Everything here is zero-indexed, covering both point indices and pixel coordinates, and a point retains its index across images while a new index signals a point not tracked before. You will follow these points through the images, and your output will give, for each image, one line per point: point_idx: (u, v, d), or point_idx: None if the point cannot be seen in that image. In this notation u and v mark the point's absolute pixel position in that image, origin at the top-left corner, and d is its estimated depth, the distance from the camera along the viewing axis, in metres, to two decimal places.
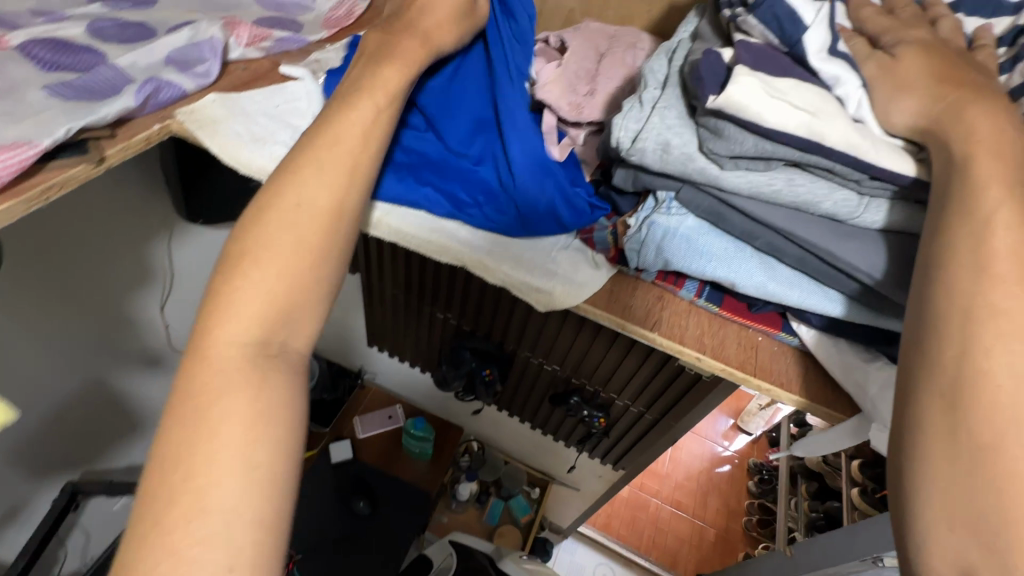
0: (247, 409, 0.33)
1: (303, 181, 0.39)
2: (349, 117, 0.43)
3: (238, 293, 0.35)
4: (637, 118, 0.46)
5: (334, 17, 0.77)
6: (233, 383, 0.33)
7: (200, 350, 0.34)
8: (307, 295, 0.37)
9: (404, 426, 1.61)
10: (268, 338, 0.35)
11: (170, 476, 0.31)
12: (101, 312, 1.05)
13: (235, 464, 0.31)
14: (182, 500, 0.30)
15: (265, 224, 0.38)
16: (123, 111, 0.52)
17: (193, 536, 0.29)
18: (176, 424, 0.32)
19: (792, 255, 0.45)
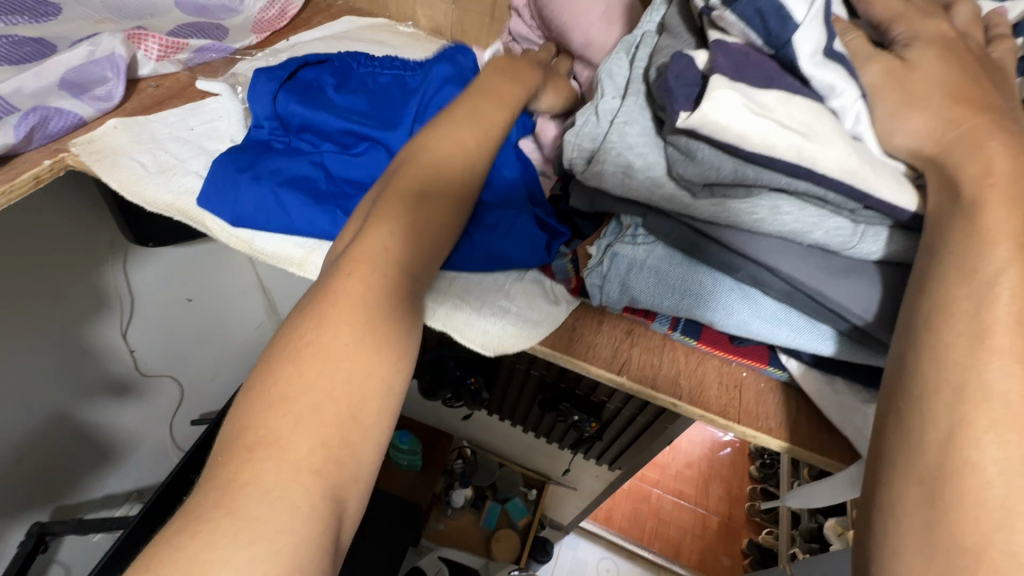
0: (398, 338, 0.32)
1: (465, 126, 0.43)
2: (503, 82, 0.48)
3: (395, 213, 0.37)
4: (593, 134, 0.40)
5: (263, 22, 0.70)
6: (390, 305, 0.33)
7: (361, 257, 0.34)
8: (437, 240, 0.38)
9: (391, 439, 1.56)
10: (417, 272, 0.36)
11: (328, 366, 0.29)
12: (55, 346, 0.97)
13: (383, 382, 0.30)
14: (333, 392, 0.29)
15: (438, 149, 0.41)
16: (3, 149, 0.45)
17: (336, 435, 0.28)
18: (340, 323, 0.31)
19: (779, 290, 0.39)
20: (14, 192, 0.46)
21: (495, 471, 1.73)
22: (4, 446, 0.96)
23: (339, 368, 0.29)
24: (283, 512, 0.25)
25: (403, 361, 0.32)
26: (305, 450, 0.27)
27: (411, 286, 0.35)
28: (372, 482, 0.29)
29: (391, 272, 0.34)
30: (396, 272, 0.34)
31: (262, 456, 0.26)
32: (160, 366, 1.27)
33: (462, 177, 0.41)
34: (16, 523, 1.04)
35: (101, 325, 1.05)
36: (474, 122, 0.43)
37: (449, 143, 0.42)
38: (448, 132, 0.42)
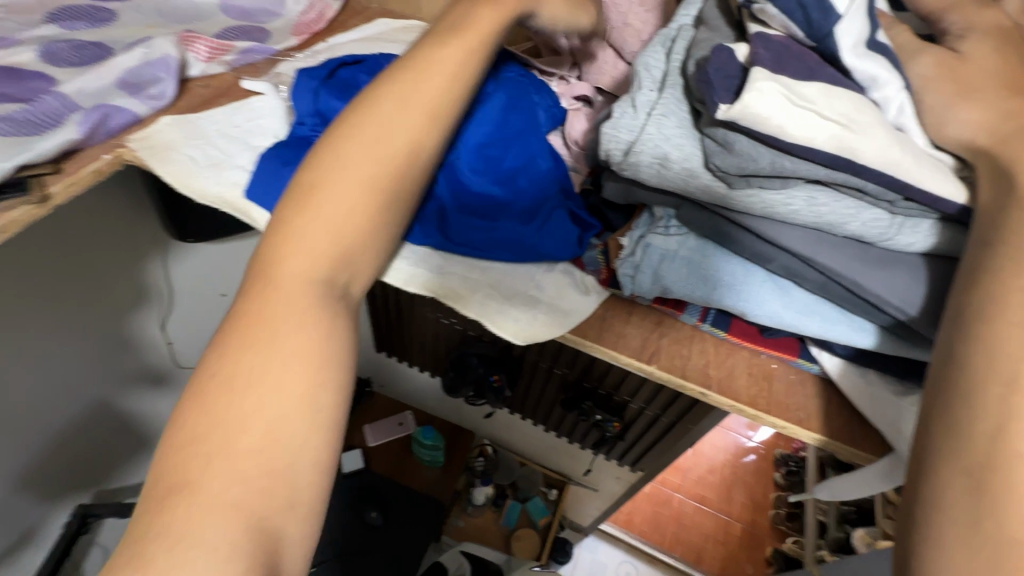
0: (313, 350, 0.33)
1: (383, 117, 0.40)
2: (440, 53, 0.44)
3: (306, 223, 0.36)
4: (630, 126, 0.41)
5: (303, 23, 0.73)
6: (303, 319, 0.33)
7: (271, 281, 0.35)
8: (363, 243, 0.38)
9: (414, 435, 1.58)
10: (334, 279, 0.36)
11: (240, 394, 0.30)
12: (100, 336, 1.02)
13: (304, 394, 0.31)
14: (248, 421, 0.29)
15: (351, 147, 0.39)
16: (68, 144, 0.48)
17: (258, 458, 0.29)
18: (245, 353, 0.31)
19: (813, 281, 0.39)
20: (77, 184, 0.49)
21: (515, 470, 1.75)
22: (51, 429, 1.00)
23: (253, 392, 0.30)
24: (209, 544, 0.26)
25: (322, 369, 0.33)
26: (227, 481, 0.28)
27: (326, 293, 0.35)
28: (309, 490, 0.30)
29: (301, 285, 0.34)
30: (308, 286, 0.35)
31: (181, 498, 0.27)
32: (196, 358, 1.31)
33: (387, 171, 0.39)
34: (61, 505, 1.09)
35: (141, 316, 1.10)
36: (400, 109, 0.41)
37: (365, 138, 0.39)
38: (368, 125, 0.40)
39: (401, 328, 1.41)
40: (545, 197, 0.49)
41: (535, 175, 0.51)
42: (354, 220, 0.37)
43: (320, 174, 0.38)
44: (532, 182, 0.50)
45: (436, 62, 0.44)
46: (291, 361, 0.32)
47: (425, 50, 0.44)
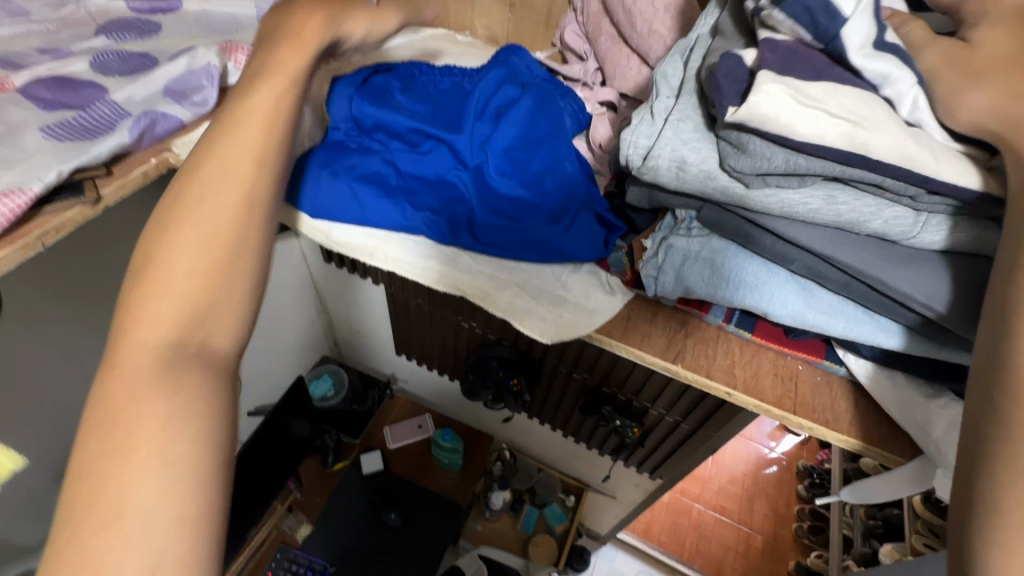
0: (162, 412, 0.27)
1: (216, 157, 0.35)
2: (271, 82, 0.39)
3: (155, 283, 0.30)
4: (648, 132, 0.42)
5: None
6: (147, 385, 0.28)
7: (110, 359, 0.29)
8: (220, 287, 0.31)
9: (433, 437, 1.60)
10: (185, 335, 0.30)
11: (84, 481, 0.25)
12: None
13: (153, 465, 0.26)
14: (91, 510, 0.24)
15: (187, 198, 0.33)
16: (119, 148, 0.51)
17: (107, 550, 0.24)
18: (85, 441, 0.26)
19: (836, 280, 0.39)
20: (126, 187, 0.52)
21: (533, 476, 1.74)
22: None
23: (99, 476, 0.25)
24: None
25: (172, 429, 0.27)
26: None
27: (176, 350, 0.29)
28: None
29: (141, 353, 0.29)
30: (150, 351, 0.29)
31: None
32: None
33: (227, 211, 0.33)
34: None
35: None
36: (235, 142, 0.35)
37: (204, 184, 0.34)
38: (204, 171, 0.34)
39: (422, 331, 1.43)
40: (570, 199, 0.51)
41: (561, 178, 0.52)
42: (200, 270, 0.31)
43: (157, 233, 0.33)
44: (559, 185, 0.51)
45: (271, 82, 0.39)
46: (133, 433, 0.26)
47: (251, 82, 0.39)
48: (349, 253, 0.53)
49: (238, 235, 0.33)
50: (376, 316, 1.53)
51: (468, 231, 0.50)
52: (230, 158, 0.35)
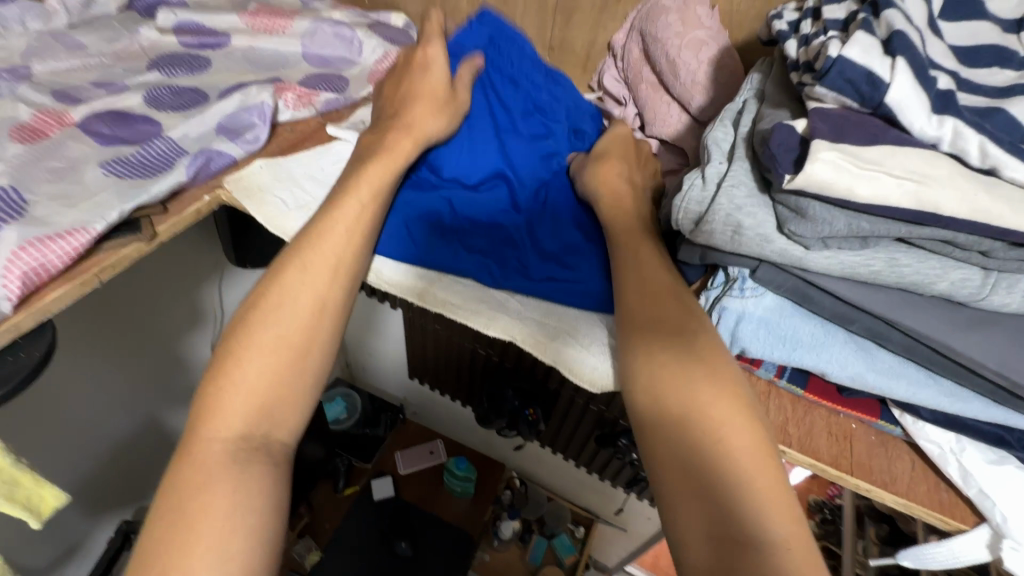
0: (226, 498, 0.35)
1: (288, 281, 0.44)
2: (336, 213, 0.48)
3: (229, 388, 0.39)
4: (701, 197, 0.42)
5: (379, 71, 0.75)
6: (216, 475, 0.36)
7: (191, 447, 0.37)
8: (286, 393, 0.40)
9: (446, 465, 1.59)
10: (251, 432, 0.38)
11: (161, 552, 0.33)
12: (155, 355, 0.99)
13: (216, 541, 0.34)
14: (167, 573, 0.32)
15: (262, 314, 0.42)
16: (176, 186, 0.52)
17: None
18: (162, 518, 0.34)
19: (898, 343, 0.39)
20: (180, 223, 0.53)
21: (543, 505, 1.70)
22: (101, 448, 0.97)
23: (174, 545, 0.33)
24: None
25: (231, 509, 0.35)
26: None
27: (244, 446, 0.38)
28: None
29: (215, 448, 0.37)
30: (228, 445, 0.37)
31: None
32: None
33: (297, 329, 0.42)
34: (105, 522, 1.05)
35: (194, 339, 1.06)
36: (303, 269, 0.45)
37: (278, 303, 0.43)
38: (278, 290, 0.43)
39: (438, 357, 1.43)
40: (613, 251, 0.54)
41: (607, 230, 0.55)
42: (272, 377, 0.40)
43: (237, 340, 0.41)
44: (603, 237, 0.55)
45: (336, 215, 0.48)
46: (203, 512, 0.34)
47: (324, 210, 0.49)
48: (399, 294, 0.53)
49: (302, 347, 0.42)
50: (392, 339, 1.52)
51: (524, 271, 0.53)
52: (301, 281, 0.44)
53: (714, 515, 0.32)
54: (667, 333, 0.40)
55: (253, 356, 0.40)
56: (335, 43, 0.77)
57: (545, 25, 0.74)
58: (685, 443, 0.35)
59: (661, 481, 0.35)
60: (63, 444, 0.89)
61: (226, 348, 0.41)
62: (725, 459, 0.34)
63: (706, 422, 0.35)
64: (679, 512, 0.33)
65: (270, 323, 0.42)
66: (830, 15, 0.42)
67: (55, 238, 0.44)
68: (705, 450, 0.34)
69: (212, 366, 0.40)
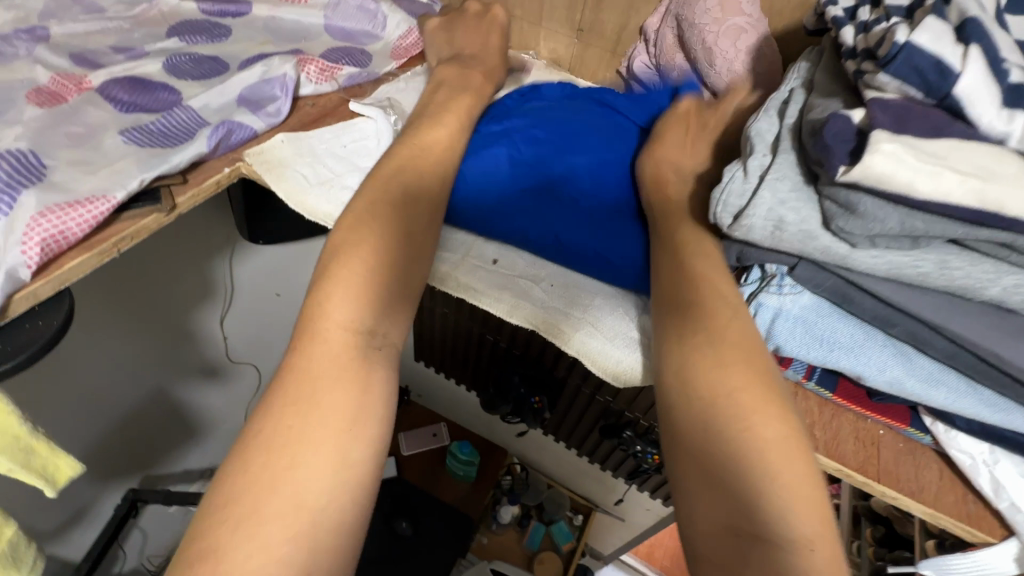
0: (342, 387, 0.35)
1: (391, 196, 0.45)
2: (423, 145, 0.51)
3: (343, 282, 0.39)
4: (742, 190, 0.40)
5: (402, 46, 0.73)
6: (336, 362, 0.36)
7: (311, 331, 0.37)
8: (397, 295, 0.40)
9: (450, 447, 1.60)
10: (370, 326, 0.38)
11: (282, 426, 0.33)
12: (164, 327, 0.99)
13: (338, 420, 0.34)
14: (288, 446, 0.32)
15: (374, 219, 0.43)
16: (196, 157, 0.51)
17: (297, 481, 0.31)
18: (281, 395, 0.34)
19: (941, 348, 0.38)
20: (198, 196, 0.51)
21: (543, 492, 1.72)
22: (110, 417, 0.98)
23: (294, 423, 0.33)
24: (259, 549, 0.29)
25: (350, 396, 0.35)
26: (277, 493, 0.31)
27: (362, 338, 0.37)
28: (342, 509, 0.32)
29: (334, 333, 0.37)
30: (346, 333, 0.37)
31: (237, 510, 0.31)
32: (246, 352, 1.23)
33: (404, 237, 0.43)
34: (112, 489, 1.06)
35: (203, 313, 1.06)
36: (408, 186, 0.46)
37: (387, 212, 0.44)
38: (382, 201, 0.44)
39: (446, 341, 1.42)
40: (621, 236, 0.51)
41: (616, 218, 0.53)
42: (384, 277, 0.40)
43: (352, 235, 0.42)
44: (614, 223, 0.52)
45: (433, 143, 0.51)
46: (320, 397, 0.34)
47: (416, 138, 0.51)
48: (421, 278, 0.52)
49: (411, 253, 0.43)
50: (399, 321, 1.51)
51: (543, 241, 0.52)
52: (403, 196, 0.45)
53: (735, 504, 0.32)
54: (701, 318, 0.39)
55: (366, 254, 0.40)
56: (357, 17, 0.74)
57: (575, 6, 0.72)
58: (710, 432, 0.34)
59: (683, 468, 0.34)
60: (73, 411, 0.89)
61: (341, 243, 0.41)
62: (753, 445, 0.33)
63: (735, 410, 0.34)
64: (699, 501, 0.33)
65: (380, 226, 0.43)
66: (892, 2, 0.42)
67: (74, 206, 0.43)
68: (730, 439, 0.33)
69: (324, 258, 0.41)
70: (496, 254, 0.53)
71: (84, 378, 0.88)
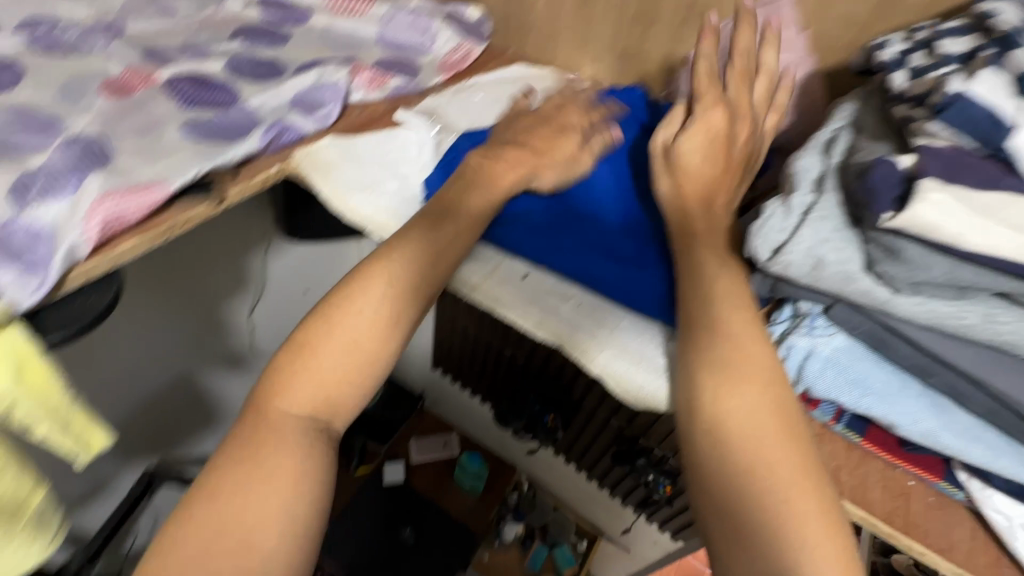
0: (280, 476, 0.37)
1: (395, 258, 0.45)
2: (466, 192, 0.50)
3: (313, 359, 0.40)
4: (782, 227, 0.41)
5: (449, 61, 0.76)
6: (279, 447, 0.38)
7: (264, 411, 0.39)
8: (362, 375, 0.41)
9: (460, 460, 1.59)
10: (318, 414, 0.40)
11: (215, 507, 0.35)
12: (196, 315, 1.02)
13: (267, 511, 0.35)
14: (221, 528, 0.34)
15: (363, 287, 0.43)
16: (249, 153, 0.53)
17: (216, 570, 0.33)
18: (222, 475, 0.36)
19: (981, 404, 0.37)
20: (248, 190, 0.54)
21: (548, 513, 1.68)
22: (136, 397, 1.00)
23: (224, 508, 0.35)
24: None
25: (281, 488, 0.36)
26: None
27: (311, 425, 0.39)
28: None
29: (286, 417, 0.39)
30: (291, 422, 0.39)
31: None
32: (272, 346, 1.25)
33: (386, 312, 0.43)
34: (131, 468, 1.09)
35: (234, 304, 1.09)
36: (421, 243, 0.46)
37: (378, 278, 0.44)
38: (378, 265, 0.45)
39: (465, 351, 1.43)
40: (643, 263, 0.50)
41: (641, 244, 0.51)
42: (350, 358, 0.41)
43: (334, 304, 0.43)
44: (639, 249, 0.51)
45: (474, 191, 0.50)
46: (257, 485, 0.36)
47: (457, 185, 0.51)
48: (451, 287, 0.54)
49: (390, 327, 0.43)
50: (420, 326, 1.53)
51: (568, 260, 0.52)
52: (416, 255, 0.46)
53: (752, 565, 0.33)
54: (733, 370, 0.38)
55: (339, 332, 0.41)
56: (410, 31, 0.77)
57: (622, 32, 0.74)
58: (733, 496, 0.35)
59: (705, 521, 0.36)
60: (103, 387, 0.92)
61: (320, 313, 0.42)
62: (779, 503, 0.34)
63: (764, 477, 0.35)
64: (731, 559, 0.34)
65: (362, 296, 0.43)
66: (948, 50, 0.42)
67: (134, 192, 0.45)
68: (756, 500, 0.34)
69: (307, 325, 0.42)
70: (526, 269, 0.54)
71: (118, 356, 0.91)
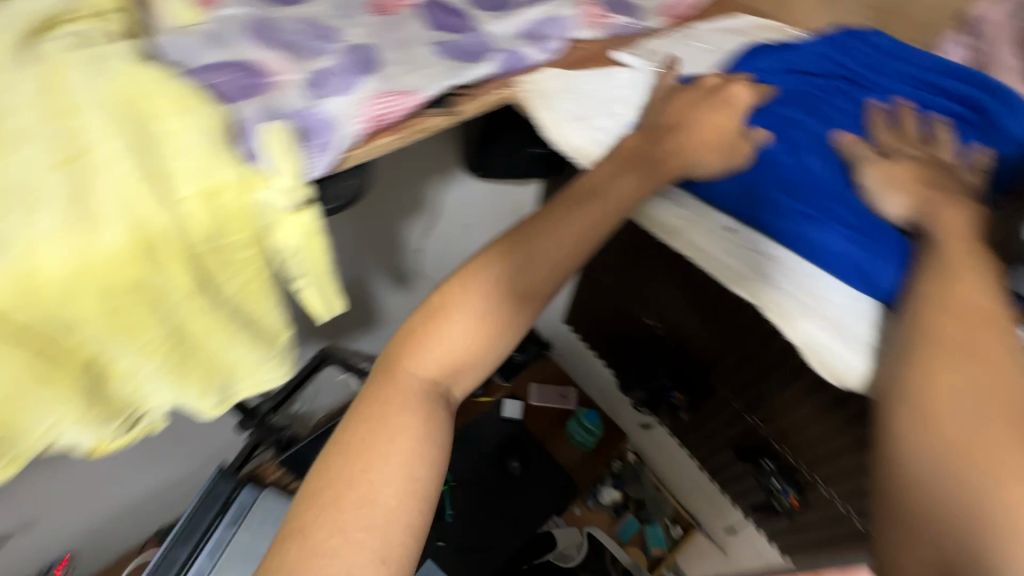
0: (411, 431, 0.40)
1: (523, 245, 0.47)
2: (592, 187, 0.50)
3: (439, 331, 0.44)
4: None
5: (671, 5, 0.72)
6: (406, 406, 0.41)
7: (392, 375, 0.43)
8: (481, 351, 0.44)
9: (576, 413, 1.66)
10: (441, 380, 0.43)
11: (357, 450, 0.39)
12: (381, 226, 1.14)
13: (402, 460, 0.39)
14: (365, 464, 0.38)
15: (487, 271, 0.46)
16: (482, 76, 0.59)
17: (359, 504, 0.37)
18: (359, 425, 0.40)
19: None
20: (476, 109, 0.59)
21: (649, 491, 1.67)
22: None
23: (366, 449, 0.39)
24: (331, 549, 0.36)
25: (413, 437, 0.40)
26: (346, 503, 0.37)
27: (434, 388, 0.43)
28: (398, 541, 0.37)
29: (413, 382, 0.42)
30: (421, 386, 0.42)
31: (315, 508, 0.37)
32: (433, 270, 1.36)
33: (511, 296, 0.45)
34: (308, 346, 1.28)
35: (411, 224, 1.20)
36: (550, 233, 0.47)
37: (503, 265, 0.46)
38: (504, 253, 0.47)
39: (603, 312, 1.43)
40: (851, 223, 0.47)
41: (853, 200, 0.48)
42: (474, 331, 0.44)
43: (460, 282, 0.46)
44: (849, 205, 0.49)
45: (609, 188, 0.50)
46: (393, 434, 0.40)
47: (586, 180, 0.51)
48: (650, 229, 0.56)
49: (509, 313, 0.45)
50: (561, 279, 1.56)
51: (776, 218, 0.50)
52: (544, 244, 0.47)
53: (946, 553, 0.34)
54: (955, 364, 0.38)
55: (466, 308, 0.44)
56: None
57: None
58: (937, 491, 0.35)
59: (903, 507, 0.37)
60: None
61: (446, 290, 0.46)
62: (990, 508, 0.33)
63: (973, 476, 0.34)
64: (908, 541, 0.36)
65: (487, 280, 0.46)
66: None
67: (395, 95, 0.53)
68: (957, 500, 0.35)
69: (433, 298, 0.46)
70: (730, 224, 0.53)
71: None
